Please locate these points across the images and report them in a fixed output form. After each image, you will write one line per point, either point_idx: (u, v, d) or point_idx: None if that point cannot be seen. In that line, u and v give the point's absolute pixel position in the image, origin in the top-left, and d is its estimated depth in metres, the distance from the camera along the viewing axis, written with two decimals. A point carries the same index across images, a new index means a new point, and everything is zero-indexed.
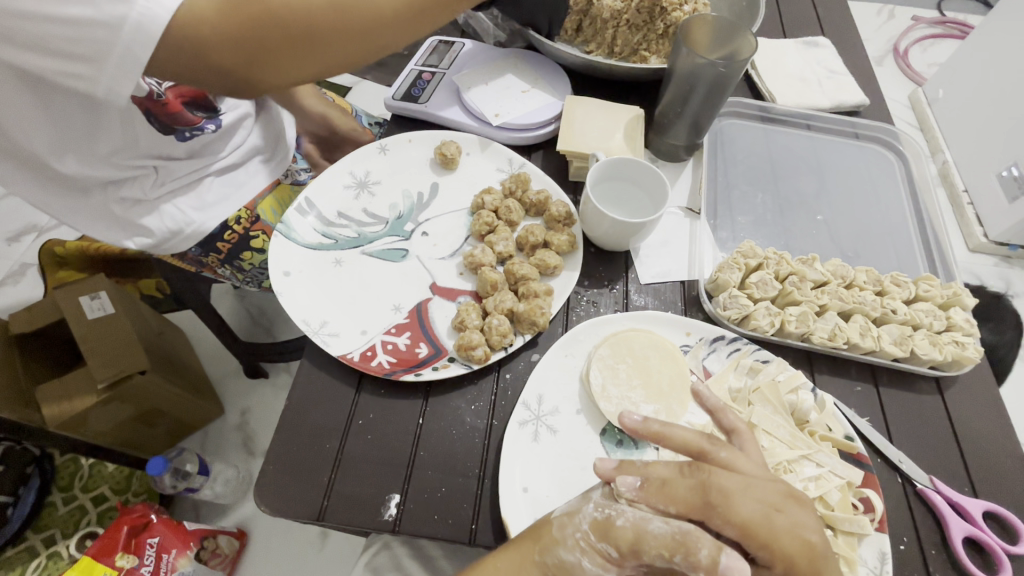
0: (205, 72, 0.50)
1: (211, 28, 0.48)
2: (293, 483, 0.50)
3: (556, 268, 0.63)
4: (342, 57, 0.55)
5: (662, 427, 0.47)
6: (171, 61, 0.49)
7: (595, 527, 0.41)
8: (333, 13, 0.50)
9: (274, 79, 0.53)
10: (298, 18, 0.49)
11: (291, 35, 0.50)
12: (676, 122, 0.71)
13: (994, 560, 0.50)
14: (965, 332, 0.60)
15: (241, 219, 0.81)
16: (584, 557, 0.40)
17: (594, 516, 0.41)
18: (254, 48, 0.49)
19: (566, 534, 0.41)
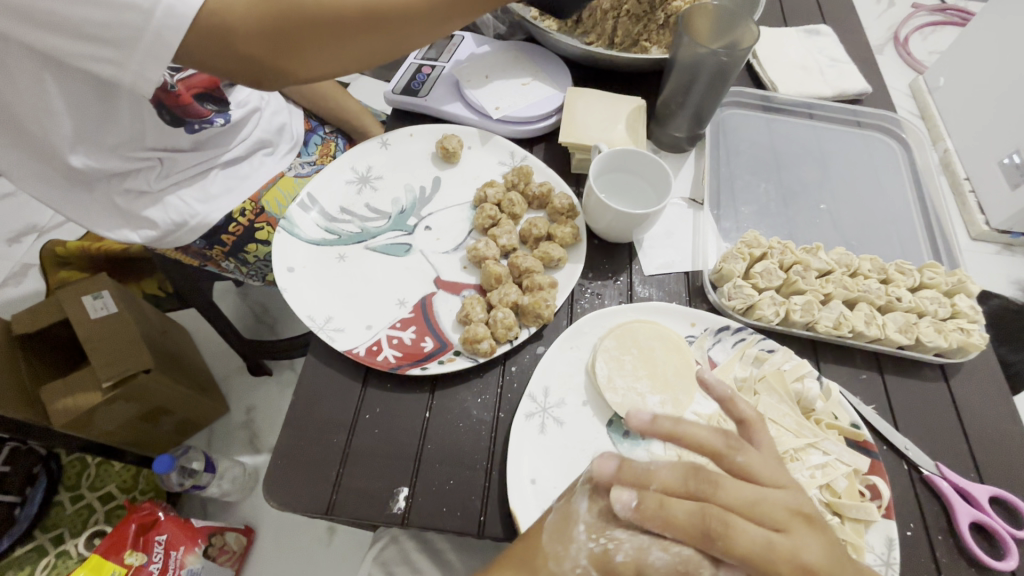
0: (233, 64, 0.51)
1: (240, 20, 0.49)
2: (302, 479, 0.50)
3: (560, 260, 0.63)
4: (366, 53, 0.56)
5: (676, 426, 0.42)
6: (202, 52, 0.50)
7: (595, 563, 0.39)
8: (360, 14, 0.52)
9: (295, 72, 0.54)
10: (325, 13, 0.51)
11: (317, 34, 0.52)
12: (678, 112, 0.71)
13: (1001, 544, 0.50)
14: (970, 319, 0.59)
15: (246, 211, 0.80)
16: None
17: (591, 547, 0.40)
18: (282, 38, 0.51)
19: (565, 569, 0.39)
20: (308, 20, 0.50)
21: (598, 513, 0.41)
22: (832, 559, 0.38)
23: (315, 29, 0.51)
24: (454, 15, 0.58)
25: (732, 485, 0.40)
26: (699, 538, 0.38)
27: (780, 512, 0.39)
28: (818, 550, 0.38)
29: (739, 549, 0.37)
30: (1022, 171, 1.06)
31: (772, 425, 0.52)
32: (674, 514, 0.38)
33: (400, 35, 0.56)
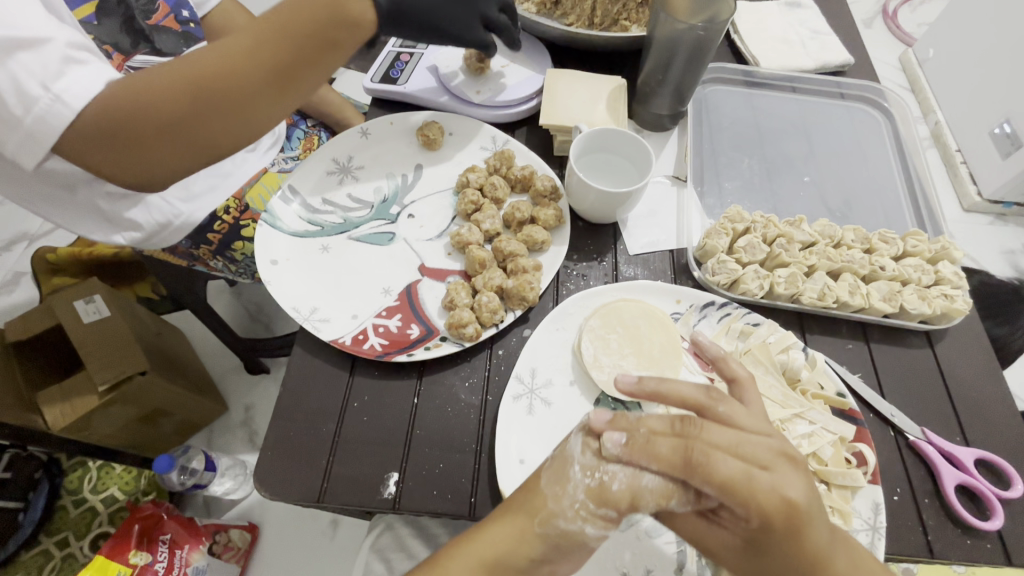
0: (111, 164, 0.53)
1: (93, 127, 0.50)
2: (292, 467, 0.51)
3: (543, 243, 0.62)
4: (233, 132, 0.56)
5: (659, 384, 0.45)
6: (80, 156, 0.52)
7: (591, 495, 0.41)
8: (200, 96, 0.52)
9: (173, 164, 0.55)
10: (167, 102, 0.51)
11: (168, 124, 0.52)
12: (658, 92, 0.71)
13: (986, 505, 0.50)
14: (953, 285, 0.60)
15: (230, 208, 0.83)
16: (585, 524, 0.41)
17: (588, 483, 0.41)
18: (137, 132, 0.51)
19: (564, 506, 0.41)
20: (151, 113, 0.51)
21: (591, 453, 0.42)
22: (810, 494, 0.38)
23: (161, 120, 0.51)
24: (304, 75, 0.57)
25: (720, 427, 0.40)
26: (682, 469, 0.39)
27: (763, 451, 0.40)
28: (798, 486, 0.38)
29: (718, 477, 0.38)
30: (1013, 140, 1.05)
31: (758, 397, 0.53)
32: (659, 450, 0.40)
33: (257, 107, 0.55)
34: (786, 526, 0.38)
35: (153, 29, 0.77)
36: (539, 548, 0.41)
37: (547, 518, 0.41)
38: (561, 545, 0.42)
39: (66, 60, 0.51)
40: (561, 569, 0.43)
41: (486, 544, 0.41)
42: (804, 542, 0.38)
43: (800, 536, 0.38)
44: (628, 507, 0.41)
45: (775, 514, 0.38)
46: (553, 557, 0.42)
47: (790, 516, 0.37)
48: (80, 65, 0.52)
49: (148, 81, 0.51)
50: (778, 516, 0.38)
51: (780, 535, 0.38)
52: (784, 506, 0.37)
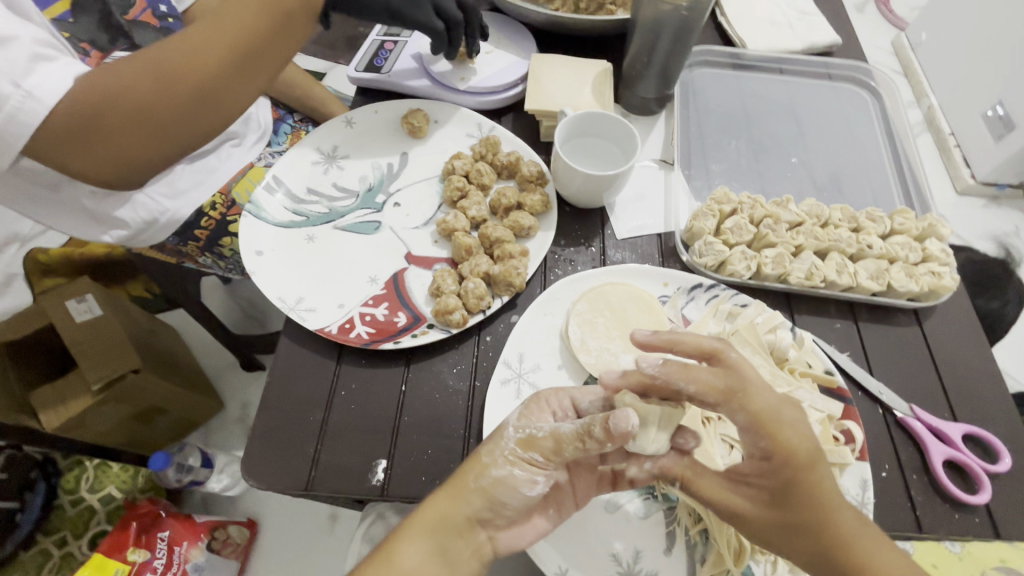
0: (84, 158, 0.52)
1: (64, 120, 0.50)
2: (280, 457, 0.50)
3: (530, 229, 0.62)
4: (206, 117, 0.56)
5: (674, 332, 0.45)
6: (52, 154, 0.51)
7: (521, 444, 0.45)
8: (170, 81, 0.52)
9: (148, 154, 0.54)
10: (137, 89, 0.51)
11: (140, 112, 0.51)
12: (644, 75, 0.70)
13: (974, 480, 0.51)
14: (941, 262, 0.59)
15: (217, 204, 0.82)
16: (513, 468, 0.44)
17: (518, 436, 0.45)
18: (110, 122, 0.51)
19: (494, 457, 0.44)
20: (122, 101, 0.50)
21: (532, 414, 0.46)
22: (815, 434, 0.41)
23: (133, 108, 0.51)
24: (267, 54, 0.58)
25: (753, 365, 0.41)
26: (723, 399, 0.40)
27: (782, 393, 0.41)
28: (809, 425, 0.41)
29: (755, 408, 0.39)
30: (1006, 122, 1.05)
31: None
32: (702, 377, 0.41)
33: (227, 90, 0.56)
34: (805, 461, 0.39)
35: (131, 24, 0.76)
36: (473, 505, 0.43)
37: (479, 473, 0.44)
38: (493, 499, 0.44)
39: (34, 57, 0.50)
40: (498, 538, 0.45)
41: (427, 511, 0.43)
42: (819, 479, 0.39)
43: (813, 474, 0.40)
44: (552, 451, 0.44)
45: (799, 451, 0.39)
46: (487, 519, 0.45)
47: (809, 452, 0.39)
48: (48, 62, 0.51)
49: (116, 71, 0.51)
50: (801, 452, 0.39)
51: (797, 472, 0.39)
52: (806, 441, 0.39)
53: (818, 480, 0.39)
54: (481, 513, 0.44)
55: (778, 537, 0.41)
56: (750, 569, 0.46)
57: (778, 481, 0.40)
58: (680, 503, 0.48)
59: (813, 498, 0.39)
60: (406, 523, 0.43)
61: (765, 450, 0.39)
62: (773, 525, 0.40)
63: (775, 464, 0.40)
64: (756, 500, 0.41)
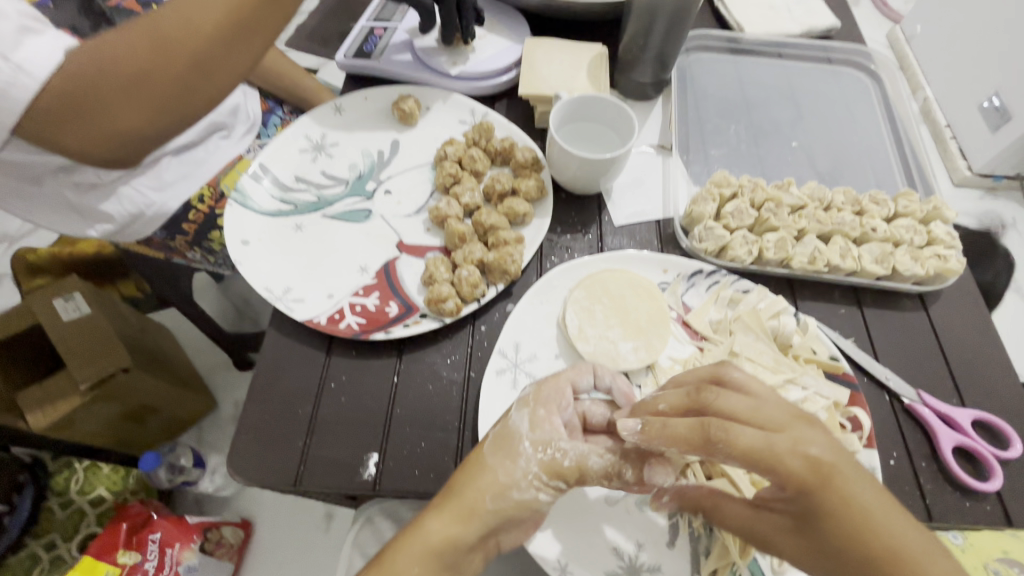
0: (79, 135, 0.51)
1: (56, 96, 0.48)
2: (267, 452, 0.48)
3: (525, 215, 0.60)
4: (200, 90, 0.55)
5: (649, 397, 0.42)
6: (44, 132, 0.50)
7: (545, 468, 0.42)
8: (163, 54, 0.50)
9: (143, 128, 0.53)
10: (130, 62, 0.49)
11: (135, 86, 0.50)
12: (641, 59, 0.68)
13: (984, 467, 0.49)
14: (947, 245, 0.58)
15: (205, 197, 0.80)
16: (540, 493, 0.41)
17: (540, 457, 0.42)
18: (104, 97, 0.49)
19: (519, 479, 0.41)
20: (116, 76, 0.49)
21: (544, 423, 0.43)
22: (837, 452, 0.35)
23: (128, 82, 0.50)
24: (261, 26, 0.56)
25: (732, 395, 0.38)
26: (701, 447, 0.37)
27: (779, 415, 0.37)
28: (821, 443, 0.35)
29: (740, 446, 0.35)
30: None
31: (748, 364, 0.51)
32: (676, 430, 0.38)
33: (222, 63, 0.55)
34: (818, 485, 0.34)
35: (114, 11, 0.74)
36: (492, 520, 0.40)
37: (498, 493, 0.40)
38: (511, 516, 0.41)
39: (22, 30, 0.48)
40: (506, 540, 0.42)
41: (432, 535, 0.39)
42: (844, 500, 0.34)
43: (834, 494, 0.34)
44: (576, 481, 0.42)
45: (805, 474, 0.34)
46: (501, 531, 0.41)
47: (820, 474, 0.34)
48: (36, 35, 0.49)
49: (105, 42, 0.49)
50: (811, 479, 0.34)
51: (814, 495, 0.34)
52: (813, 465, 0.34)
53: (841, 502, 0.34)
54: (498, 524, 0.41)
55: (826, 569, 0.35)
56: (757, 561, 0.44)
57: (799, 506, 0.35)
58: None
59: (842, 527, 0.33)
60: (400, 545, 0.39)
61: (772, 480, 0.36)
62: (810, 555, 0.35)
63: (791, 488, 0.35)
64: (784, 528, 0.37)
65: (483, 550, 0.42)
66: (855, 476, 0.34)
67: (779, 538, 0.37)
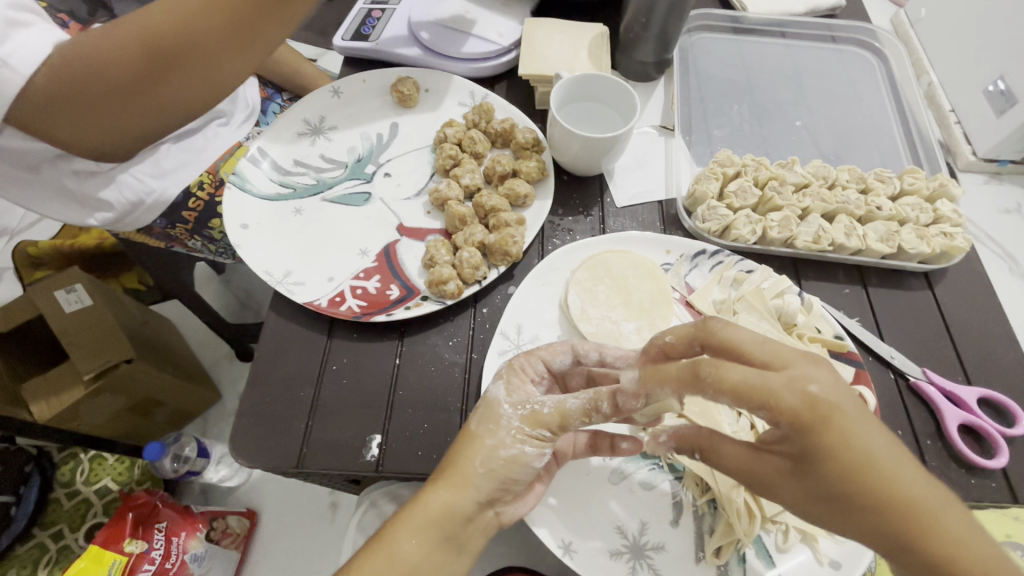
0: (64, 126, 0.51)
1: (44, 89, 0.48)
2: (269, 434, 0.48)
3: (526, 197, 0.59)
4: (192, 88, 0.54)
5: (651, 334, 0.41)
6: (31, 121, 0.50)
7: (526, 420, 0.40)
8: (155, 55, 0.49)
9: (129, 120, 0.54)
10: (121, 62, 0.48)
11: (125, 85, 0.50)
12: (642, 40, 0.67)
13: (991, 444, 0.49)
14: (953, 223, 0.57)
15: (205, 183, 0.79)
16: (524, 446, 0.40)
17: (519, 413, 0.41)
18: (91, 94, 0.49)
19: (500, 437, 0.40)
20: (107, 77, 0.48)
21: (519, 388, 0.43)
22: (842, 387, 0.30)
23: (119, 82, 0.49)
24: (257, 33, 0.54)
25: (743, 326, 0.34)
26: (691, 384, 0.33)
27: (772, 350, 0.32)
28: (826, 379, 0.30)
29: (729, 382, 0.31)
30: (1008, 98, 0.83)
31: None
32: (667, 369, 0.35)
33: (217, 65, 0.54)
34: (814, 424, 0.29)
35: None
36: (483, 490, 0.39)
37: (487, 455, 0.40)
38: (504, 479, 0.40)
39: (8, 22, 0.47)
40: (507, 512, 0.42)
41: (433, 502, 0.38)
42: (844, 440, 0.29)
43: (830, 433, 0.29)
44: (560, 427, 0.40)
45: (799, 410, 0.29)
46: (498, 499, 0.41)
47: (817, 413, 0.29)
48: (24, 29, 0.48)
49: (98, 39, 0.48)
50: (807, 418, 0.29)
51: (811, 436, 0.29)
52: (809, 402, 0.29)
53: (838, 442, 0.29)
54: (492, 495, 0.40)
55: (829, 515, 0.30)
56: (760, 539, 0.45)
57: (795, 445, 0.30)
58: (687, 473, 0.47)
59: (843, 470, 0.29)
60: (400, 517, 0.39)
61: (764, 419, 0.31)
62: (808, 499, 0.31)
63: (785, 428, 0.30)
64: (782, 471, 0.32)
65: (483, 521, 0.41)
66: (857, 414, 0.29)
67: (770, 476, 0.33)
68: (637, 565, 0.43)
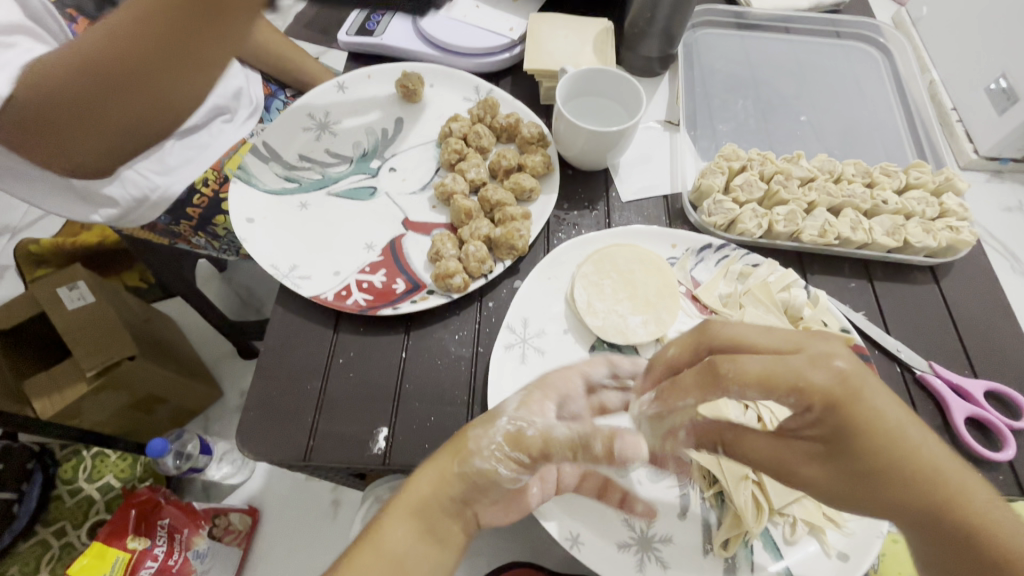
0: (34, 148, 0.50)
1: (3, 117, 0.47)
2: (276, 428, 0.48)
3: (532, 191, 0.59)
4: (155, 102, 0.52)
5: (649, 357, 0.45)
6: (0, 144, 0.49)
7: (508, 439, 0.40)
8: (106, 76, 0.47)
9: (96, 137, 0.52)
10: (72, 86, 0.47)
11: (82, 107, 0.48)
12: (647, 34, 0.67)
13: (998, 437, 0.49)
14: (958, 217, 0.58)
15: (209, 180, 0.80)
16: (499, 465, 0.40)
17: (508, 428, 0.41)
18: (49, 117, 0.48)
19: (481, 446, 0.40)
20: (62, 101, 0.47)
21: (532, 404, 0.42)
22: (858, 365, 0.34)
23: (76, 104, 0.48)
24: (211, 45, 0.51)
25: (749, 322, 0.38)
26: (713, 387, 0.36)
27: (786, 338, 0.35)
28: (845, 358, 0.33)
29: (755, 374, 0.33)
30: (1010, 95, 0.83)
31: None
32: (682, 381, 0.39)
33: (174, 77, 0.51)
34: (848, 402, 0.32)
35: None
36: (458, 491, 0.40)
37: (463, 464, 0.40)
38: (477, 486, 0.40)
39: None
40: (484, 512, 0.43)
41: (415, 493, 0.40)
42: (871, 415, 0.32)
43: (859, 410, 0.32)
44: (540, 453, 0.41)
45: (835, 391, 0.32)
46: (474, 500, 0.41)
47: (847, 390, 0.32)
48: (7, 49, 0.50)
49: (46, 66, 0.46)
50: (841, 397, 0.32)
51: (842, 415, 0.32)
52: (842, 381, 0.32)
53: (868, 418, 0.32)
54: (466, 496, 0.41)
55: (856, 490, 0.34)
56: (767, 531, 0.45)
57: (826, 429, 0.33)
58: (695, 465, 0.47)
59: (872, 444, 0.32)
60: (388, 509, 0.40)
61: (797, 405, 0.33)
62: (838, 481, 0.34)
63: (819, 413, 0.33)
64: (813, 455, 0.35)
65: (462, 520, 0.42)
66: (875, 387, 0.33)
67: (804, 466, 0.35)
68: (645, 559, 0.43)
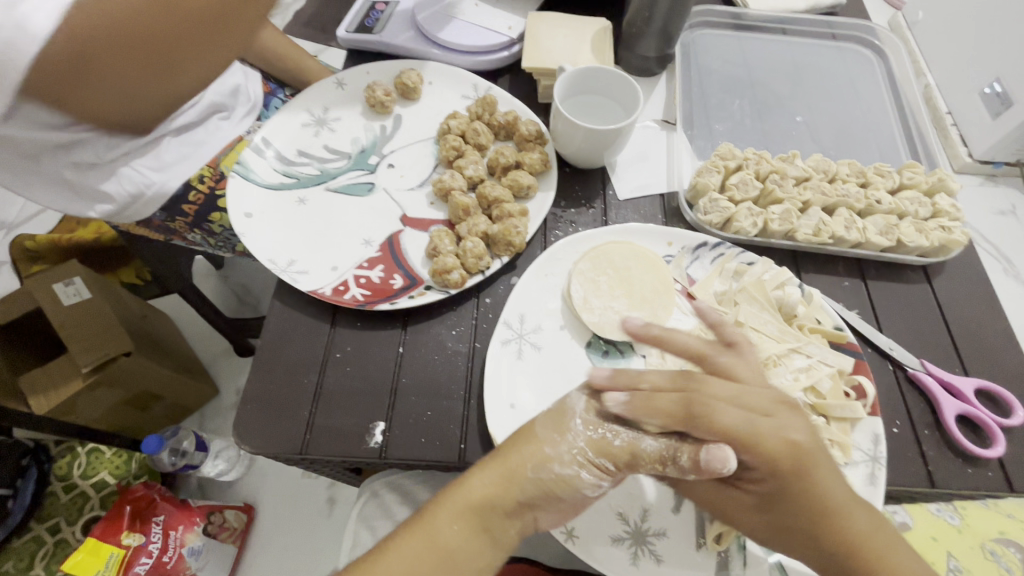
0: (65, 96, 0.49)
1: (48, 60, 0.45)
2: (273, 420, 0.48)
3: (529, 188, 0.60)
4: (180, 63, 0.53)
5: (664, 332, 0.44)
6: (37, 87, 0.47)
7: (591, 445, 0.40)
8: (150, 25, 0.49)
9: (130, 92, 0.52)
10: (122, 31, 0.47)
11: (121, 53, 0.48)
12: (645, 34, 0.67)
13: (987, 434, 0.49)
14: (951, 218, 0.58)
15: (206, 177, 0.77)
16: (581, 471, 0.40)
17: (589, 435, 0.40)
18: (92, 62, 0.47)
19: (561, 452, 0.40)
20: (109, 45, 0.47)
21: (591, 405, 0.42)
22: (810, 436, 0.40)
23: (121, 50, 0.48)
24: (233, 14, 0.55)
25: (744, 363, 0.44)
26: (684, 421, 0.39)
27: (765, 401, 0.41)
28: (800, 430, 0.40)
29: (720, 425, 0.39)
30: (1004, 100, 0.83)
31: (753, 333, 0.51)
32: (665, 405, 0.40)
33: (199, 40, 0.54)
34: (792, 467, 0.39)
35: None
36: (528, 491, 0.39)
37: (540, 463, 0.40)
38: (551, 494, 0.40)
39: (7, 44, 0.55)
40: (544, 519, 0.41)
41: (474, 490, 0.39)
42: (810, 483, 0.39)
43: (807, 473, 0.39)
44: (626, 465, 0.40)
45: (782, 455, 0.39)
46: (538, 505, 0.40)
47: (795, 455, 0.39)
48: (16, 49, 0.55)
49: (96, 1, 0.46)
50: (785, 458, 0.39)
51: (788, 477, 0.39)
52: (791, 448, 0.39)
53: (811, 481, 0.39)
54: (533, 500, 0.40)
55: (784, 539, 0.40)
56: None
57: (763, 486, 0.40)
58: None
59: (809, 507, 0.39)
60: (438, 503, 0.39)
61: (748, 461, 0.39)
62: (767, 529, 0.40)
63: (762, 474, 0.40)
64: (748, 507, 0.41)
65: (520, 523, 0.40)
66: (819, 458, 0.40)
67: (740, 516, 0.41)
68: (639, 553, 0.44)
